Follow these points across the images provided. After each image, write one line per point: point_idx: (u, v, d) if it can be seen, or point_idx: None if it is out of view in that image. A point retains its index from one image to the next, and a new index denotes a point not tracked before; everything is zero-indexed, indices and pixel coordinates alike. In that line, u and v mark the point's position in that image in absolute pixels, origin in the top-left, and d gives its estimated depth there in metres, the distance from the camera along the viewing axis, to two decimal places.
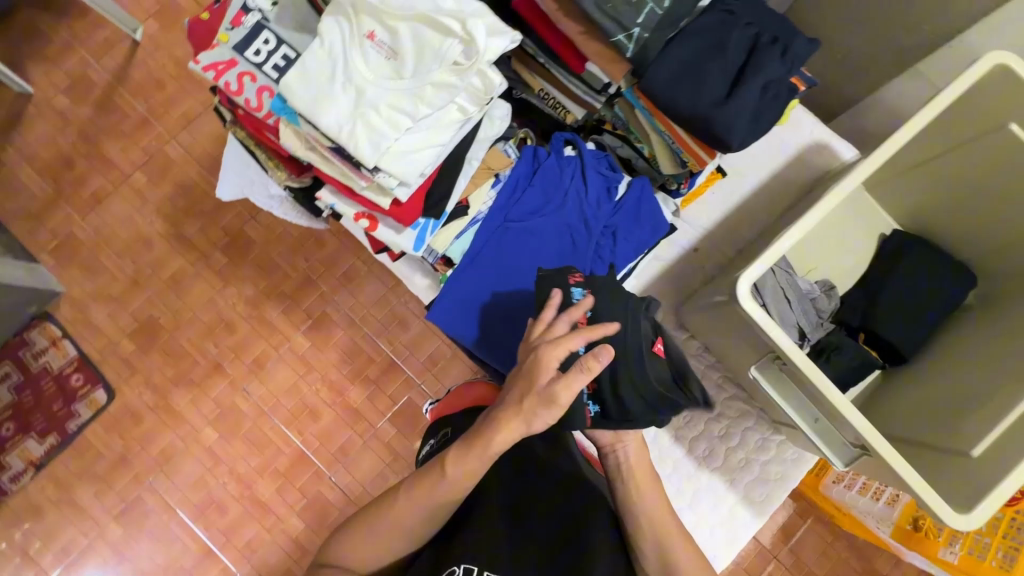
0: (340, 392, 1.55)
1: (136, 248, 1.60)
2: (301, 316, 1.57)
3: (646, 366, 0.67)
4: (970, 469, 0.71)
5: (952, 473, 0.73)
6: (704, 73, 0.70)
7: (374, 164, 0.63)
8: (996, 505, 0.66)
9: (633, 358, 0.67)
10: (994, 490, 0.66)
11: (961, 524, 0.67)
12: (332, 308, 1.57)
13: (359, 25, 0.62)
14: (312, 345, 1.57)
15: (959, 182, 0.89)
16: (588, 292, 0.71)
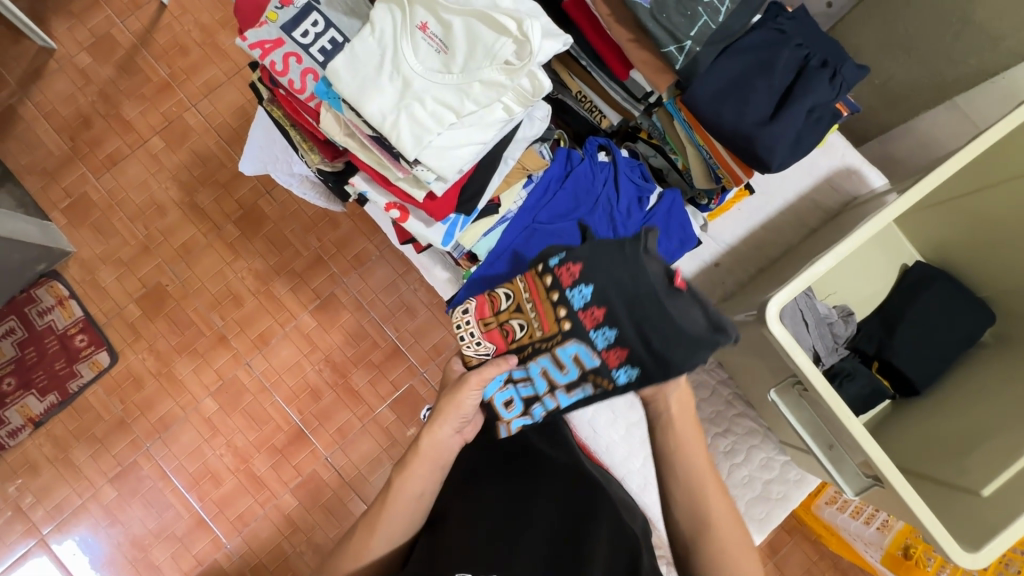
0: (343, 374, 1.55)
1: (149, 213, 1.59)
2: (309, 296, 1.57)
3: (665, 305, 0.62)
4: (979, 506, 0.71)
5: (960, 509, 0.73)
6: (750, 91, 0.70)
7: (415, 157, 0.63)
8: (1004, 546, 0.66)
9: (646, 304, 0.63)
10: (1002, 530, 0.66)
11: (967, 562, 0.68)
12: (341, 290, 1.57)
13: (412, 16, 0.61)
14: (318, 325, 1.57)
15: (988, 219, 0.89)
16: (569, 260, 0.69)
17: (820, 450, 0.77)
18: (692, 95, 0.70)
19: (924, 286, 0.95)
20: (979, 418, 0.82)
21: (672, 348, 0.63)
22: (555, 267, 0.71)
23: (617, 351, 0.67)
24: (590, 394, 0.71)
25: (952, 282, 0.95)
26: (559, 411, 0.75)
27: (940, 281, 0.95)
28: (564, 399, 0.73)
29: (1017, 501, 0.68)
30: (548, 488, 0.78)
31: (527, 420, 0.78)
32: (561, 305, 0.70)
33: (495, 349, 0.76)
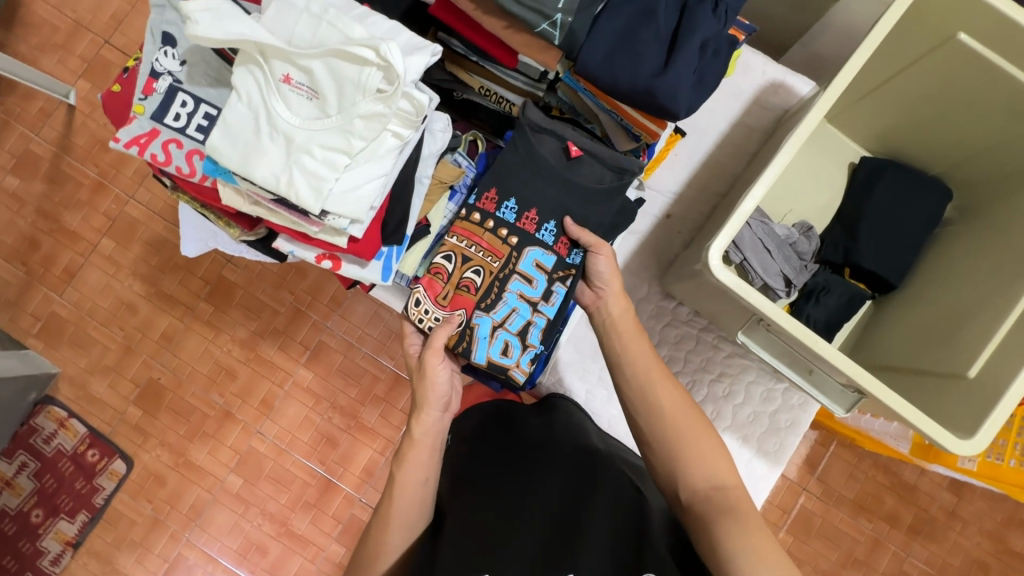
0: (352, 415, 1.55)
1: (121, 314, 1.59)
2: (298, 349, 1.57)
3: (577, 180, 0.80)
4: (966, 388, 0.71)
5: (950, 396, 0.73)
6: (637, 43, 0.68)
7: (320, 209, 0.62)
8: (999, 424, 0.65)
9: (565, 188, 0.80)
10: (994, 408, 0.66)
11: (965, 451, 0.66)
12: (327, 335, 1.56)
13: (271, 70, 0.58)
14: (315, 376, 1.56)
15: (920, 99, 0.85)
16: (496, 194, 0.79)
17: (799, 375, 0.76)
18: (584, 66, 0.68)
19: (885, 182, 0.93)
20: (955, 300, 0.82)
21: (606, 212, 0.81)
22: (479, 201, 0.80)
23: (565, 237, 0.80)
24: (568, 285, 0.81)
25: (905, 171, 0.93)
26: (552, 321, 0.81)
27: (890, 168, 0.93)
28: (549, 306, 0.80)
29: (1002, 377, 0.68)
30: (547, 464, 0.77)
31: (532, 350, 0.80)
32: (501, 227, 0.79)
33: (468, 310, 0.78)
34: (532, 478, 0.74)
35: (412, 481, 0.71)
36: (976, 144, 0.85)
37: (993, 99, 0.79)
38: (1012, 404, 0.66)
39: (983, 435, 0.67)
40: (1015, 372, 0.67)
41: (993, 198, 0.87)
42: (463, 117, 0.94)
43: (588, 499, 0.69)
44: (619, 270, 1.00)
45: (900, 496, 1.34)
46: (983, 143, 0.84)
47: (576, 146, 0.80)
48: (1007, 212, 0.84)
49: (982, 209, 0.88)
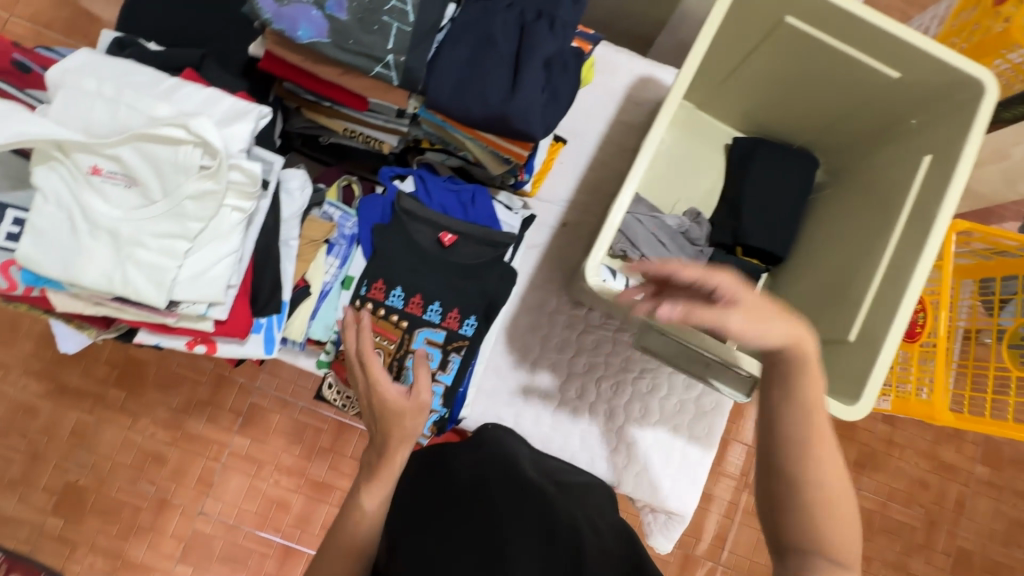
0: (302, 473, 1.40)
1: (17, 419, 1.35)
2: (229, 417, 1.40)
3: (457, 256, 0.80)
4: (850, 351, 0.74)
5: (838, 362, 0.76)
6: (482, 71, 0.66)
7: (167, 300, 0.57)
8: (877, 386, 0.68)
9: (446, 265, 0.80)
10: (871, 374, 0.68)
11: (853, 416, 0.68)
12: (259, 397, 1.40)
13: (75, 163, 0.52)
14: (253, 441, 1.39)
15: (772, 78, 0.88)
16: (378, 284, 0.78)
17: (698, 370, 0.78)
18: (433, 98, 0.67)
19: (765, 159, 0.96)
20: (838, 263, 0.85)
21: (489, 283, 0.81)
22: (365, 291, 0.78)
23: (453, 310, 0.80)
24: (463, 355, 0.81)
25: (778, 150, 0.97)
26: (451, 388, 0.82)
27: (763, 147, 0.97)
28: (446, 374, 0.81)
29: (876, 336, 0.71)
30: (466, 496, 0.73)
31: (436, 415, 0.82)
32: (391, 313, 0.78)
33: None
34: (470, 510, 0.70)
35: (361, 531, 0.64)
36: (831, 112, 0.89)
37: (832, 72, 0.82)
38: (886, 364, 0.68)
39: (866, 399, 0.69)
40: (886, 331, 0.70)
41: (852, 159, 0.92)
42: (336, 160, 0.90)
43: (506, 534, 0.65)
44: (526, 286, 0.99)
45: (844, 438, 1.39)
46: (837, 111, 0.88)
47: (450, 232, 0.80)
48: (868, 173, 0.88)
49: (851, 170, 0.92)
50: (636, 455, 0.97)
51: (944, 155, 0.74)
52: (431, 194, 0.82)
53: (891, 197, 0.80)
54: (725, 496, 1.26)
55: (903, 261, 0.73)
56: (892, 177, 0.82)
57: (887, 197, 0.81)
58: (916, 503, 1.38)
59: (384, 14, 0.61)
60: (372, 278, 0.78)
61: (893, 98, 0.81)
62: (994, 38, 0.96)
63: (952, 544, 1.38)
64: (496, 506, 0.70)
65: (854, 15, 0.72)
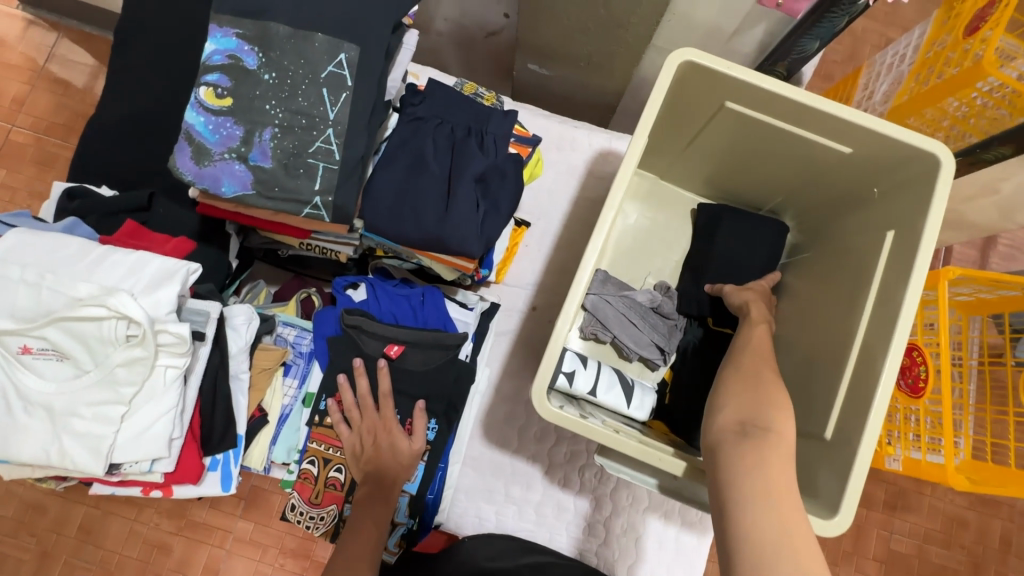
0: (306, 555, 1.34)
1: (27, 519, 1.32)
2: (230, 503, 1.35)
3: (410, 365, 0.78)
4: (825, 450, 0.67)
5: (817, 462, 0.68)
6: (415, 195, 0.66)
7: (106, 466, 0.56)
8: (855, 496, 0.60)
9: (399, 374, 0.78)
10: (850, 477, 0.61)
11: (831, 529, 0.60)
12: (260, 479, 1.35)
13: (6, 344, 0.53)
14: (255, 526, 1.34)
15: (727, 153, 0.86)
16: (333, 402, 0.76)
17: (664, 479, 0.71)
18: (371, 224, 0.67)
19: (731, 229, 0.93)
20: (814, 338, 0.79)
21: (447, 388, 0.80)
22: (323, 408, 0.77)
23: (411, 420, 0.79)
24: (426, 461, 0.80)
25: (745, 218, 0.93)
26: (417, 496, 0.80)
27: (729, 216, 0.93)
28: (411, 483, 0.80)
29: (851, 430, 0.65)
30: None
31: (401, 526, 0.80)
32: (349, 429, 0.76)
33: (338, 507, 0.76)
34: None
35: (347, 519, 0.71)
36: (794, 179, 0.86)
37: (785, 147, 0.79)
38: (865, 466, 0.61)
39: (845, 507, 0.60)
40: (862, 431, 0.63)
41: (822, 222, 0.88)
42: (297, 269, 0.91)
43: None
44: (499, 374, 0.97)
45: (872, 480, 1.30)
46: (799, 178, 0.85)
47: (397, 342, 0.78)
48: (837, 239, 0.83)
49: (822, 234, 0.88)
50: (629, 548, 0.92)
51: (906, 230, 0.69)
52: (381, 301, 0.81)
53: (860, 268, 0.76)
54: None
55: (877, 341, 0.67)
56: (859, 247, 0.77)
57: (856, 267, 0.77)
58: (957, 545, 1.28)
59: (309, 156, 0.60)
60: (331, 395, 0.77)
61: (852, 168, 0.77)
62: (971, 69, 0.86)
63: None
64: None
65: (790, 98, 0.70)
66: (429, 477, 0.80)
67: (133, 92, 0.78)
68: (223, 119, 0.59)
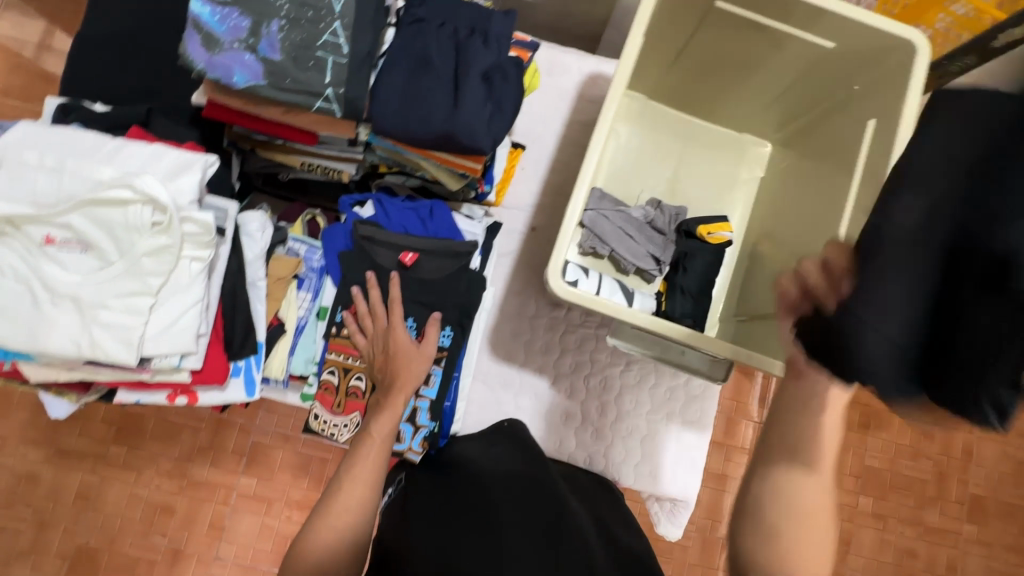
0: (312, 505, 1.29)
1: (22, 488, 1.27)
2: (232, 459, 1.30)
3: (422, 272, 0.81)
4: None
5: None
6: (422, 95, 0.67)
7: (137, 358, 0.57)
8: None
9: (410, 281, 0.80)
10: None
11: None
12: (260, 435, 1.30)
13: (29, 235, 0.53)
14: (260, 480, 1.29)
15: (720, 61, 0.92)
16: (349, 311, 0.78)
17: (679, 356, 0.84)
18: (378, 125, 0.67)
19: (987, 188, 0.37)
20: (807, 225, 0.88)
21: (461, 295, 0.81)
22: (340, 319, 0.79)
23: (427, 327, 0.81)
24: (443, 367, 0.83)
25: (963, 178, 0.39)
26: (436, 401, 0.83)
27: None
28: (429, 389, 0.83)
29: None
30: (475, 503, 0.69)
31: (423, 430, 0.82)
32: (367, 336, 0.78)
33: (361, 413, 0.79)
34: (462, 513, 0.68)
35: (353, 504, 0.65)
36: (776, 88, 0.94)
37: (774, 48, 0.86)
38: None
39: None
40: None
41: (802, 130, 0.96)
42: (299, 195, 0.90)
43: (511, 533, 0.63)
44: (504, 293, 1.00)
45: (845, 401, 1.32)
46: (782, 85, 0.93)
47: (412, 251, 0.80)
48: (817, 142, 0.92)
49: (803, 135, 0.96)
50: (634, 449, 0.97)
51: (885, 115, 0.77)
52: (390, 215, 0.83)
53: (844, 163, 0.83)
54: (735, 473, 1.26)
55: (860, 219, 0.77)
56: (843, 140, 0.85)
57: (842, 157, 0.85)
58: (924, 455, 1.32)
59: (318, 48, 0.61)
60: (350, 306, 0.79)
61: (834, 66, 0.84)
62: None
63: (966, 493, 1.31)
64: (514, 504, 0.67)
65: None
66: (445, 384, 0.83)
67: (123, 11, 0.77)
68: (229, 10, 0.60)
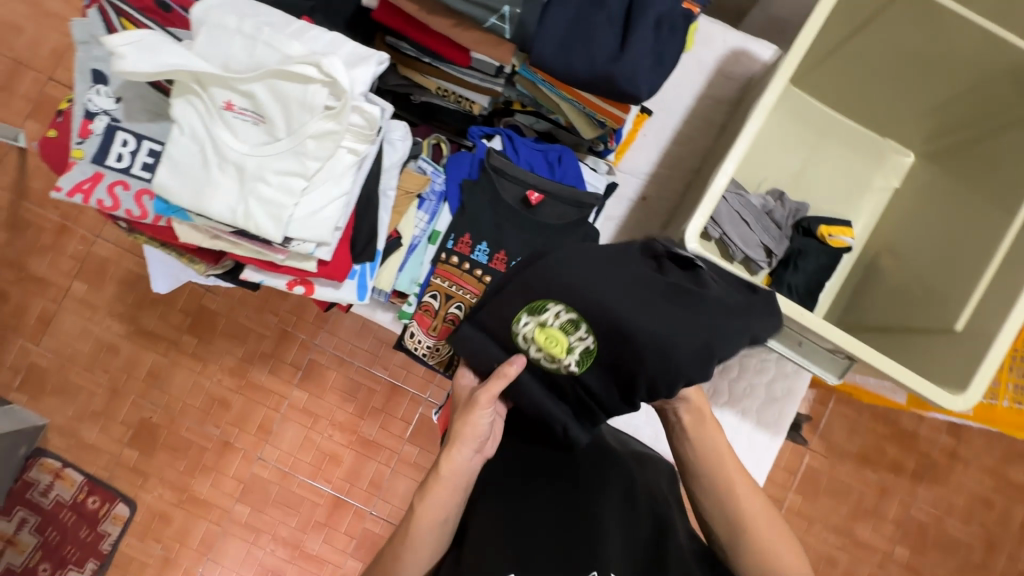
0: (354, 429, 1.32)
1: (102, 356, 1.34)
2: (290, 370, 1.33)
3: (540, 215, 0.79)
4: (960, 341, 0.72)
5: (944, 349, 0.74)
6: (592, 30, 0.65)
7: (283, 236, 0.59)
8: (987, 380, 0.66)
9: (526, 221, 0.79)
10: (985, 363, 0.67)
11: (959, 406, 0.66)
12: (318, 352, 1.33)
13: (212, 98, 0.56)
14: (311, 395, 1.33)
15: (884, 55, 0.85)
16: (467, 239, 0.78)
17: (791, 349, 0.78)
18: (538, 56, 0.66)
19: (699, 291, 0.54)
20: (954, 243, 0.82)
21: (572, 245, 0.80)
22: (454, 246, 0.79)
23: None
24: None
25: (677, 285, 0.54)
26: None
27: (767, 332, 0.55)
28: None
29: (986, 331, 0.70)
30: (553, 465, 0.66)
31: None
32: (476, 267, 0.78)
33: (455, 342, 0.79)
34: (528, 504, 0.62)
35: (429, 523, 0.59)
36: (948, 91, 0.86)
37: (956, 47, 0.79)
38: (1003, 350, 0.67)
39: (972, 391, 0.67)
40: (998, 326, 0.69)
41: (959, 144, 0.89)
42: (424, 121, 0.88)
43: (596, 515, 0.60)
44: None
45: (903, 445, 1.25)
46: (957, 89, 0.85)
47: (538, 191, 0.79)
48: (982, 159, 0.85)
49: (965, 147, 0.88)
50: None
51: None
52: (519, 152, 0.82)
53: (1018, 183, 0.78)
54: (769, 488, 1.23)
55: None
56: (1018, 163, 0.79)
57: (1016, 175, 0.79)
58: (975, 520, 1.24)
59: None
60: (468, 236, 0.79)
61: None
62: None
63: (1012, 569, 1.23)
64: (576, 472, 0.65)
65: None
66: None
67: None
68: None
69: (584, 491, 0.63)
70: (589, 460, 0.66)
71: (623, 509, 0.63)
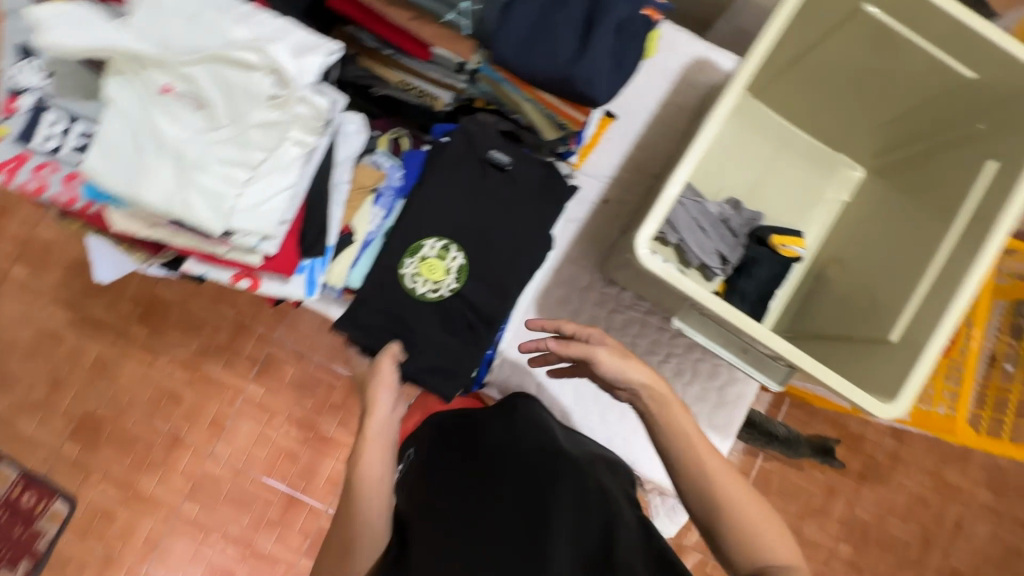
0: (311, 426, 1.29)
1: (43, 345, 1.28)
2: (246, 364, 1.29)
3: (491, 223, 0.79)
4: (895, 350, 0.75)
5: (881, 357, 0.77)
6: (553, 29, 0.65)
7: (224, 228, 0.56)
8: (916, 388, 0.69)
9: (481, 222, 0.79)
10: (915, 370, 0.70)
11: (891, 413, 0.69)
12: (276, 347, 1.29)
13: (148, 80, 0.53)
14: (267, 390, 1.29)
15: (835, 72, 0.88)
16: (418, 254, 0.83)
17: (736, 354, 0.80)
18: (497, 55, 0.65)
19: (509, 182, 0.80)
20: (893, 256, 0.86)
21: (531, 247, 0.80)
22: None
23: None
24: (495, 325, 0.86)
25: (489, 184, 0.79)
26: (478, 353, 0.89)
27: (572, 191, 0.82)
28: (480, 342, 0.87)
29: (917, 341, 0.73)
30: (504, 471, 0.69)
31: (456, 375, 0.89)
32: None
33: None
34: (477, 506, 0.64)
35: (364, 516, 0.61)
36: (895, 110, 0.89)
37: (903, 68, 0.82)
38: (932, 359, 0.70)
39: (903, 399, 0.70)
40: (929, 336, 0.72)
41: (904, 161, 0.93)
42: (385, 113, 0.85)
43: (544, 504, 0.62)
44: (560, 259, 0.99)
45: (851, 449, 1.30)
46: (902, 109, 0.88)
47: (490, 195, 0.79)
48: (923, 177, 0.88)
49: (909, 164, 0.92)
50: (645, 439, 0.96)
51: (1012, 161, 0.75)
52: None
53: (952, 198, 0.82)
54: None
55: (963, 259, 0.75)
56: (952, 181, 0.83)
57: (950, 192, 0.82)
58: (914, 520, 1.29)
59: None
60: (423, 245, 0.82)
61: (966, 97, 0.81)
62: None
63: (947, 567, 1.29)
64: (526, 475, 0.68)
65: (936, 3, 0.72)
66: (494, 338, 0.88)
67: None
68: None
69: (535, 488, 0.65)
70: (542, 465, 0.69)
71: (574, 508, 0.63)
